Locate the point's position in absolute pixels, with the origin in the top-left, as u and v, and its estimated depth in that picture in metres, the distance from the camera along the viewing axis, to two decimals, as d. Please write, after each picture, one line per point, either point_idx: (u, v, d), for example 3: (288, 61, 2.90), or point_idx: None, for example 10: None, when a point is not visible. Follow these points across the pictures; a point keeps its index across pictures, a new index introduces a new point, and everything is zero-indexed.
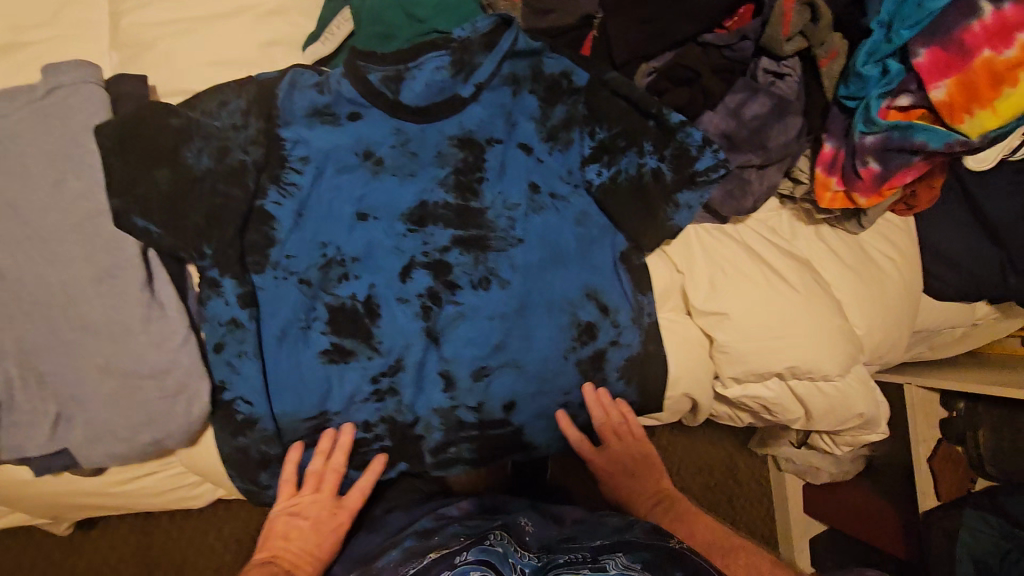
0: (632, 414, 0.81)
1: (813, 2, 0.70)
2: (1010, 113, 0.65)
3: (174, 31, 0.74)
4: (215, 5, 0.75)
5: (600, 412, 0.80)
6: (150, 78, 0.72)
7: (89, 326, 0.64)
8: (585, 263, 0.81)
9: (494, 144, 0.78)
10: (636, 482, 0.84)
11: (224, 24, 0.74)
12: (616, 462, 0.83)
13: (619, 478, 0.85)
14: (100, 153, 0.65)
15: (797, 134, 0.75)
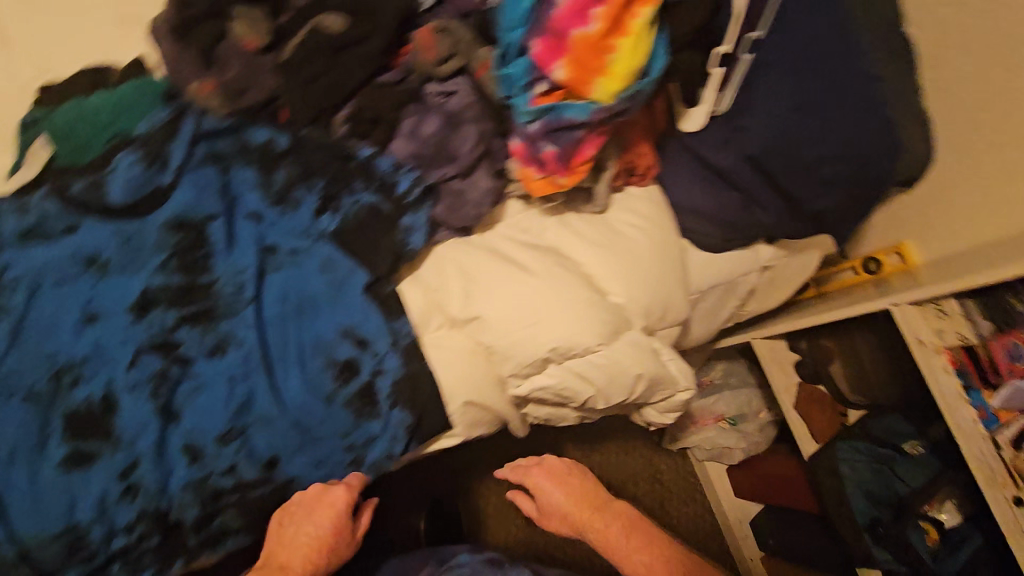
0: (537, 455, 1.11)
1: (445, 27, 0.79)
2: (625, 74, 0.73)
3: None
4: None
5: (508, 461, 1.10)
6: None
7: None
8: (335, 306, 0.82)
9: (214, 219, 0.81)
10: (576, 513, 1.03)
11: None
12: (554, 503, 1.05)
13: (556, 498, 1.04)
14: None
15: (476, 140, 0.82)
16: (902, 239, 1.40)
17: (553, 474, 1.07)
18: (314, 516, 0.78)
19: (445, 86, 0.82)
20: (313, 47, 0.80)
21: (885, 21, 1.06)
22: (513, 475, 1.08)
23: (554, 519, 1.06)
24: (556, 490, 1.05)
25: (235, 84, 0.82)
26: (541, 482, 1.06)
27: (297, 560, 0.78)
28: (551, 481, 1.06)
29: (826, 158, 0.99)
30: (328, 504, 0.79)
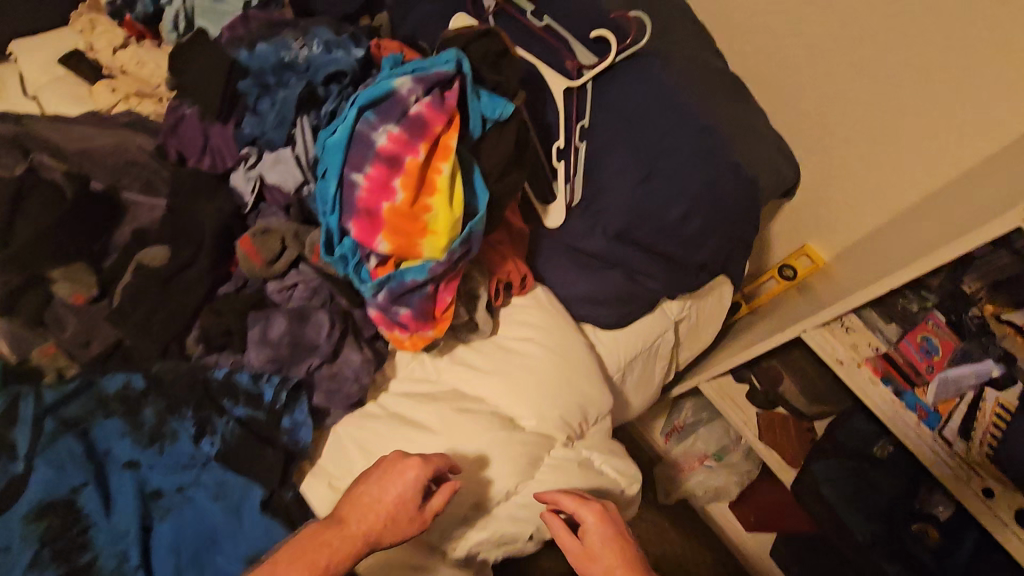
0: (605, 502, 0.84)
1: (266, 227, 0.78)
2: (447, 229, 0.73)
3: None
4: None
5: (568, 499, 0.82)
6: None
7: None
8: (238, 535, 0.77)
9: (81, 488, 0.74)
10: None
11: None
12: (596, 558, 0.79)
13: (607, 550, 0.79)
14: None
15: (330, 325, 0.80)
16: (805, 242, 1.40)
17: (611, 524, 0.81)
18: (385, 480, 0.74)
19: (286, 280, 0.81)
20: (143, 285, 0.77)
21: (699, 73, 1.12)
22: (576, 507, 0.81)
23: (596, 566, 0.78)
24: (608, 540, 0.79)
25: (76, 341, 0.78)
26: (598, 521, 0.80)
27: (356, 520, 0.71)
28: (602, 527, 0.80)
29: (690, 212, 0.99)
30: (399, 474, 0.74)
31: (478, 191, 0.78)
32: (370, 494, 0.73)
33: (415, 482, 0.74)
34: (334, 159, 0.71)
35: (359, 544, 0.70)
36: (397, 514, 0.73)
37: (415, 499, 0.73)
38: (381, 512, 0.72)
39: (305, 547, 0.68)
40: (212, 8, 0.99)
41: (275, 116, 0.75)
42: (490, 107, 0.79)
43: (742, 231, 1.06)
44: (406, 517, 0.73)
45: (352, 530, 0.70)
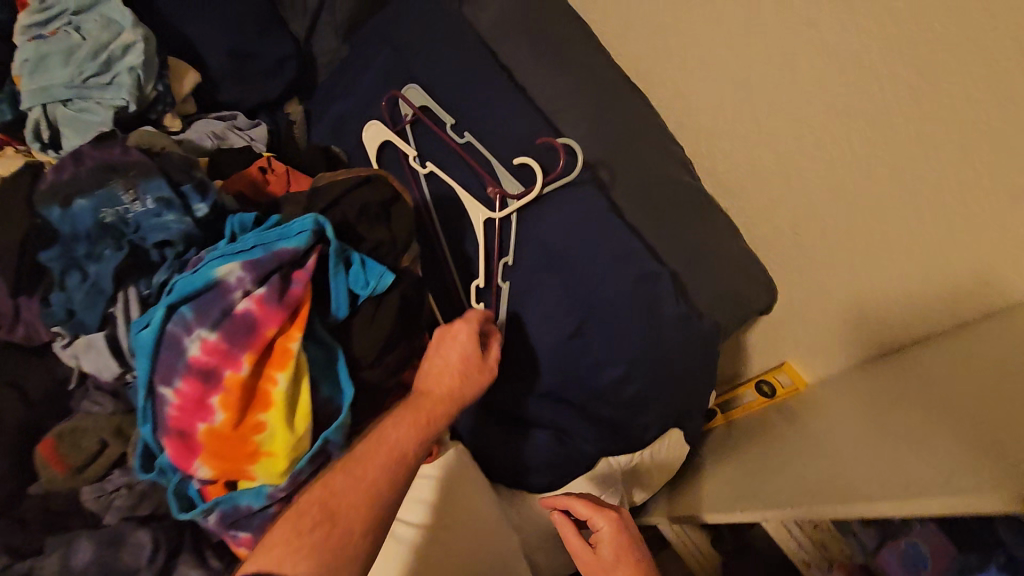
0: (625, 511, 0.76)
1: (70, 425, 0.65)
2: (287, 452, 0.58)
3: None
4: None
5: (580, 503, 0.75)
6: None
7: None
8: None
9: None
10: None
11: None
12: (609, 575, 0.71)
13: (619, 559, 0.71)
14: None
15: (156, 548, 0.63)
16: (784, 358, 1.12)
17: (627, 535, 0.73)
18: (441, 347, 0.69)
19: (103, 483, 0.65)
20: None
21: (647, 192, 0.97)
22: (590, 514, 0.74)
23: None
24: (621, 553, 0.71)
25: None
26: (614, 527, 0.73)
27: (432, 384, 0.66)
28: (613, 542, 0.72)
29: (627, 375, 0.84)
30: (453, 338, 0.69)
31: (342, 384, 0.63)
32: (431, 360, 0.68)
33: (470, 339, 0.69)
34: (140, 366, 0.56)
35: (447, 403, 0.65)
36: (465, 371, 0.68)
37: (475, 352, 0.68)
38: (449, 374, 0.67)
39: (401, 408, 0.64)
40: (78, 118, 0.85)
41: (86, 294, 0.62)
42: (358, 279, 0.64)
43: (695, 386, 0.90)
44: (476, 369, 0.68)
45: (431, 396, 0.65)
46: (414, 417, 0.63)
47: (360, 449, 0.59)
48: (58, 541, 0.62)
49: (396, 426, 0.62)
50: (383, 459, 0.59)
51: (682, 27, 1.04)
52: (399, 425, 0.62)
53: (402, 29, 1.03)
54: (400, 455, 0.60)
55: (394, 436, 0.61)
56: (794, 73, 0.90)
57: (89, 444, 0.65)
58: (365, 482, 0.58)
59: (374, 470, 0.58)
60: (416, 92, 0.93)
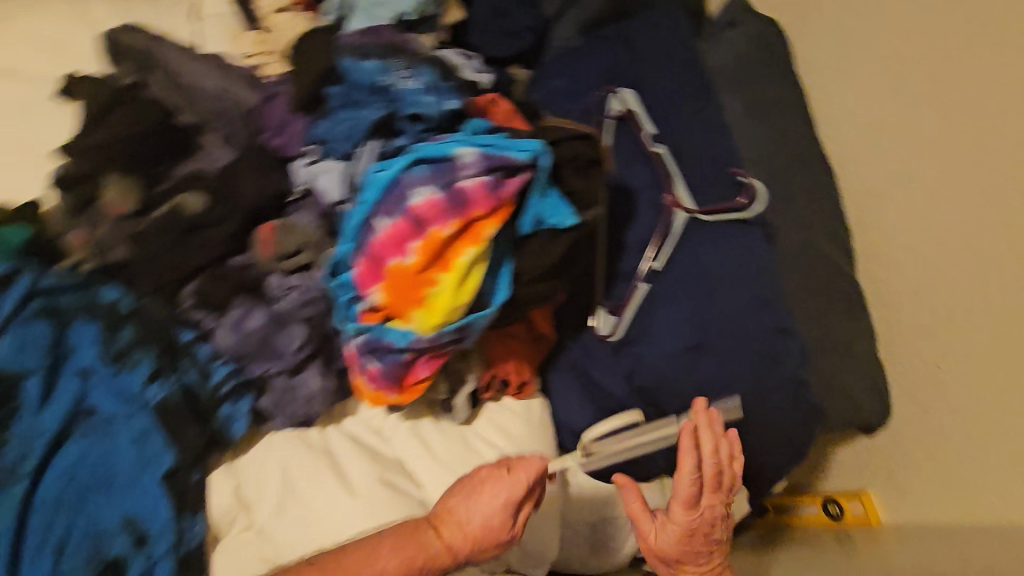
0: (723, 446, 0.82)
1: (290, 224, 0.79)
2: (445, 311, 0.68)
3: None
4: None
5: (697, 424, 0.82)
6: None
7: None
8: (130, 488, 0.77)
9: (30, 376, 0.79)
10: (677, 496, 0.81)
11: None
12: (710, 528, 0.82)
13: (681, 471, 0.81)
14: None
15: (300, 343, 0.77)
16: (864, 487, 1.09)
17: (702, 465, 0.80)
18: (472, 496, 0.74)
19: (287, 280, 0.79)
20: (164, 227, 0.81)
21: (798, 264, 1.01)
22: (693, 434, 0.81)
23: (717, 533, 0.82)
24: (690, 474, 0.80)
25: (102, 245, 0.84)
26: (712, 475, 0.81)
27: (448, 527, 0.73)
28: (711, 487, 0.81)
29: (724, 408, 0.87)
30: (486, 491, 0.74)
31: (501, 285, 0.72)
32: (463, 508, 0.74)
33: (503, 504, 0.74)
34: (370, 194, 0.69)
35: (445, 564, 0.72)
36: (480, 535, 0.73)
37: (501, 519, 0.74)
38: (474, 545, 0.73)
39: (399, 536, 0.71)
40: (369, 8, 1.03)
41: (345, 131, 0.77)
42: (549, 210, 0.73)
43: (771, 459, 0.91)
44: (496, 534, 0.74)
45: (440, 543, 0.72)
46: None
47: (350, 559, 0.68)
48: (245, 302, 0.78)
49: (390, 552, 0.69)
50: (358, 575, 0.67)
51: (893, 129, 1.05)
52: (395, 553, 0.69)
53: (645, 41, 1.13)
54: None
55: (386, 562, 0.68)
56: (996, 212, 0.88)
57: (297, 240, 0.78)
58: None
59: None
60: (628, 96, 1.02)
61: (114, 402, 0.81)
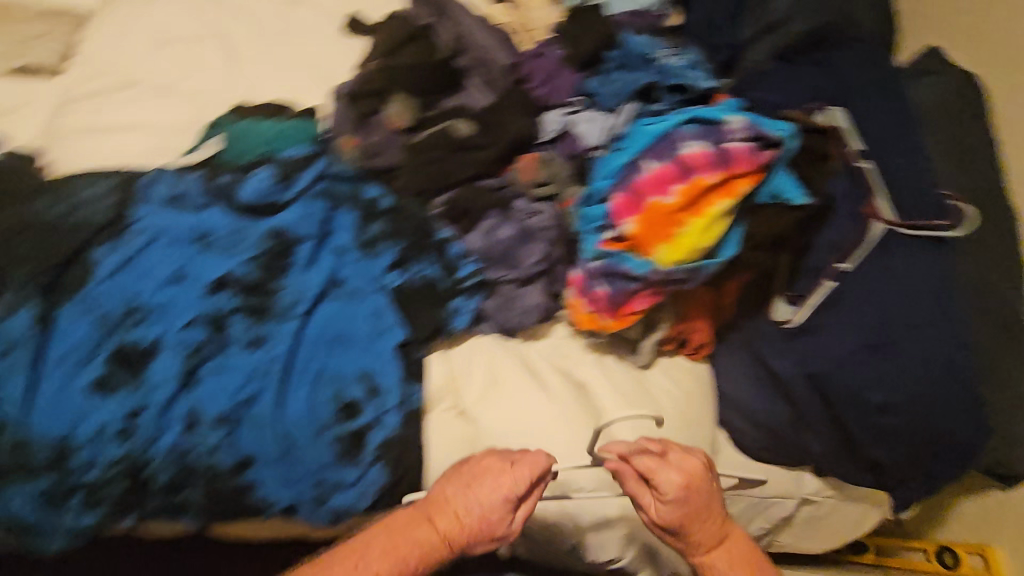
0: (698, 470, 0.82)
1: (549, 159, 0.90)
2: (688, 249, 0.77)
3: (92, 98, 0.99)
4: (130, 74, 1.02)
5: (671, 471, 0.81)
6: (55, 120, 0.96)
7: None
8: (367, 350, 0.89)
9: (304, 241, 0.93)
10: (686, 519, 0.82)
11: (123, 94, 1.00)
12: (707, 506, 0.82)
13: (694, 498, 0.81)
14: None
15: (539, 258, 0.88)
16: (989, 540, 1.11)
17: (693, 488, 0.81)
18: (470, 490, 0.78)
19: (534, 205, 0.91)
20: (436, 142, 0.96)
21: (979, 299, 1.01)
22: (673, 461, 0.82)
23: (715, 510, 0.84)
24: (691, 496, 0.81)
25: (373, 148, 1.00)
26: (689, 460, 0.82)
27: (445, 522, 0.77)
28: (682, 485, 0.81)
29: (891, 407, 0.92)
30: (482, 484, 0.78)
31: (729, 242, 0.81)
32: (462, 500, 0.78)
33: (502, 499, 0.78)
34: (641, 141, 0.80)
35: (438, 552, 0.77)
36: (481, 526, 0.78)
37: (499, 509, 0.78)
38: (471, 539, 0.78)
39: (400, 524, 0.78)
40: None
41: (613, 90, 0.88)
42: (785, 187, 0.82)
43: (917, 471, 0.96)
44: (493, 523, 0.78)
45: (436, 533, 0.77)
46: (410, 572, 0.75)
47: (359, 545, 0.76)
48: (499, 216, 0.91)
49: (392, 539, 0.76)
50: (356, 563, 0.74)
51: None
52: (392, 544, 0.76)
53: (858, 64, 1.19)
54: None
55: (390, 547, 0.76)
56: None
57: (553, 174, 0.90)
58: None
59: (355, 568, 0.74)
60: (834, 115, 1.07)
61: (365, 280, 0.92)
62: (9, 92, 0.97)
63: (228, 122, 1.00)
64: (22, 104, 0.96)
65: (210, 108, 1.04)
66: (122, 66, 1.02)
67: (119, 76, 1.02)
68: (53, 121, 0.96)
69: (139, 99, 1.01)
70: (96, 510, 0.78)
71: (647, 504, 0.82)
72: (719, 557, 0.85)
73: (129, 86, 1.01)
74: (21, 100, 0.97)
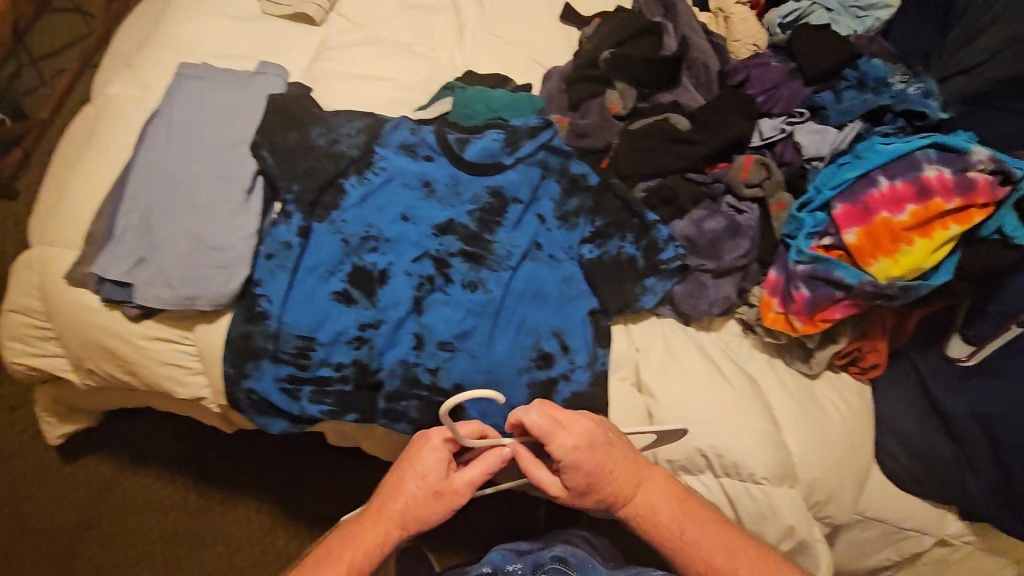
0: (591, 426, 0.80)
1: (766, 163, 0.94)
2: (907, 267, 0.80)
3: (347, 50, 1.11)
4: (379, 36, 1.15)
5: (541, 419, 0.78)
6: (316, 63, 1.09)
7: (156, 209, 0.88)
8: (561, 311, 0.95)
9: (517, 203, 1.01)
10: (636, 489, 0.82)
11: (372, 51, 1.12)
12: (608, 464, 0.80)
13: (604, 463, 0.80)
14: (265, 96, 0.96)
15: (742, 253, 0.93)
16: None
17: (600, 445, 0.80)
18: (408, 467, 0.79)
19: (740, 204, 0.96)
20: (652, 131, 1.02)
21: None
22: (550, 424, 0.78)
23: (621, 460, 0.81)
24: (587, 454, 0.79)
25: (583, 130, 1.07)
26: (585, 425, 0.80)
27: (399, 505, 0.78)
28: (587, 435, 0.79)
29: None
30: (420, 455, 0.79)
31: (943, 269, 0.82)
32: (407, 479, 0.79)
33: (438, 457, 0.79)
34: (874, 159, 0.84)
35: (394, 530, 0.78)
36: (427, 495, 0.78)
37: (441, 472, 0.79)
38: (409, 510, 0.78)
39: (361, 518, 0.79)
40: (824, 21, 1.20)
41: (841, 112, 0.92)
42: (1013, 224, 0.80)
43: None
44: (441, 488, 0.78)
45: (388, 516, 0.78)
46: (370, 549, 0.77)
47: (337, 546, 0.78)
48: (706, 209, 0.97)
49: (355, 536, 0.78)
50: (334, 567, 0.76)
51: None
52: (358, 538, 0.77)
53: None
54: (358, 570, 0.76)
55: (356, 545, 0.77)
56: None
57: (770, 179, 0.94)
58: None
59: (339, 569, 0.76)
60: None
61: (564, 247, 1.00)
62: (282, 34, 1.10)
63: (458, 87, 1.10)
64: (290, 46, 1.09)
65: (440, 74, 1.14)
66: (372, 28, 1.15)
67: (370, 36, 1.14)
68: (314, 64, 1.09)
69: (382, 56, 1.12)
70: (321, 405, 0.88)
71: (544, 482, 0.80)
72: (647, 497, 0.83)
73: (376, 44, 1.14)
74: (290, 42, 1.10)
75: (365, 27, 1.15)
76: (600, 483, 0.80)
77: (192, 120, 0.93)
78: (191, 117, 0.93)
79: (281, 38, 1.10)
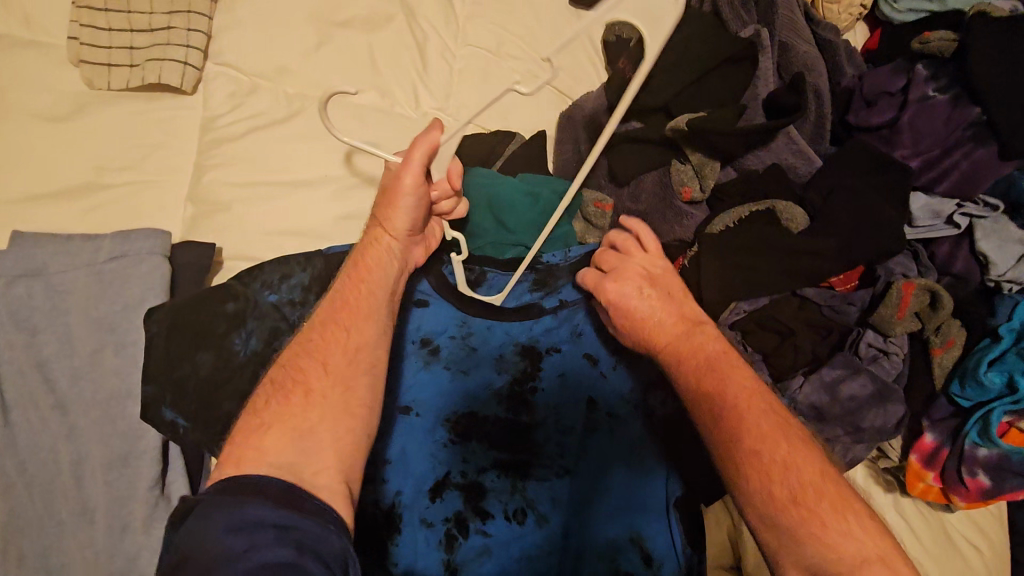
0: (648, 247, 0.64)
1: (936, 289, 0.64)
2: None
3: (249, 129, 0.68)
4: (294, 87, 0.71)
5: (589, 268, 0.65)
6: (204, 165, 0.66)
7: (21, 526, 0.54)
8: (633, 503, 0.65)
9: (554, 353, 0.70)
10: (673, 332, 0.58)
11: (292, 124, 0.69)
12: (642, 309, 0.60)
13: (664, 289, 0.61)
14: (142, 290, 0.58)
15: (897, 423, 0.65)
16: None
17: (654, 278, 0.62)
18: (389, 202, 0.56)
19: (885, 343, 0.66)
20: (757, 237, 0.66)
21: None
22: (603, 255, 0.65)
23: (664, 306, 0.60)
24: (647, 277, 0.62)
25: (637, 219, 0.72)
26: (634, 272, 0.61)
27: (380, 254, 0.56)
28: (638, 282, 0.61)
29: None
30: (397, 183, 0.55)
31: None
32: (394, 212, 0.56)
33: (408, 170, 0.54)
34: None
35: (392, 245, 0.57)
36: (411, 213, 0.56)
37: (412, 182, 0.54)
38: (400, 220, 0.56)
39: (350, 267, 0.55)
40: None
41: None
42: None
43: None
44: (413, 205, 0.55)
45: (378, 258, 0.56)
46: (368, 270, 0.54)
47: (324, 306, 0.53)
48: (845, 363, 0.66)
49: (357, 273, 0.54)
50: (340, 335, 0.51)
51: None
52: (357, 273, 0.54)
53: None
54: (372, 297, 0.53)
55: (343, 302, 0.53)
56: None
57: (938, 312, 0.64)
58: (360, 308, 0.52)
59: (355, 333, 0.51)
60: None
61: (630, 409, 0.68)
62: (137, 122, 0.67)
63: None
64: (157, 143, 0.67)
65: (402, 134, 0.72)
66: (277, 70, 0.70)
67: (279, 88, 0.70)
68: (202, 168, 0.66)
69: (309, 134, 0.69)
70: None
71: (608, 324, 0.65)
72: (690, 344, 0.57)
73: (294, 108, 0.70)
74: (155, 136, 0.67)
75: (267, 72, 0.70)
76: (636, 326, 0.59)
77: (34, 366, 0.56)
78: (24, 363, 0.56)
79: (138, 136, 0.66)
